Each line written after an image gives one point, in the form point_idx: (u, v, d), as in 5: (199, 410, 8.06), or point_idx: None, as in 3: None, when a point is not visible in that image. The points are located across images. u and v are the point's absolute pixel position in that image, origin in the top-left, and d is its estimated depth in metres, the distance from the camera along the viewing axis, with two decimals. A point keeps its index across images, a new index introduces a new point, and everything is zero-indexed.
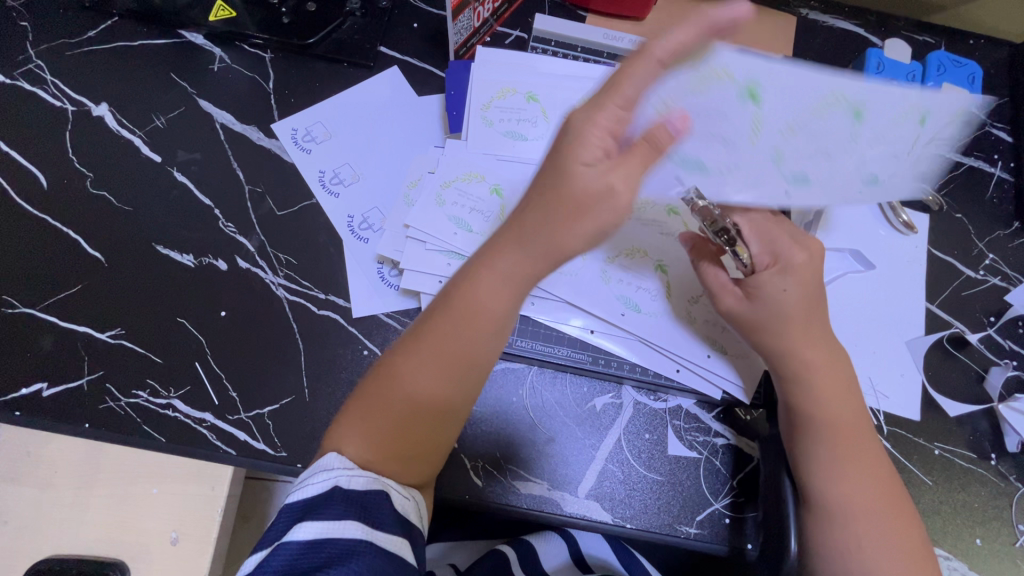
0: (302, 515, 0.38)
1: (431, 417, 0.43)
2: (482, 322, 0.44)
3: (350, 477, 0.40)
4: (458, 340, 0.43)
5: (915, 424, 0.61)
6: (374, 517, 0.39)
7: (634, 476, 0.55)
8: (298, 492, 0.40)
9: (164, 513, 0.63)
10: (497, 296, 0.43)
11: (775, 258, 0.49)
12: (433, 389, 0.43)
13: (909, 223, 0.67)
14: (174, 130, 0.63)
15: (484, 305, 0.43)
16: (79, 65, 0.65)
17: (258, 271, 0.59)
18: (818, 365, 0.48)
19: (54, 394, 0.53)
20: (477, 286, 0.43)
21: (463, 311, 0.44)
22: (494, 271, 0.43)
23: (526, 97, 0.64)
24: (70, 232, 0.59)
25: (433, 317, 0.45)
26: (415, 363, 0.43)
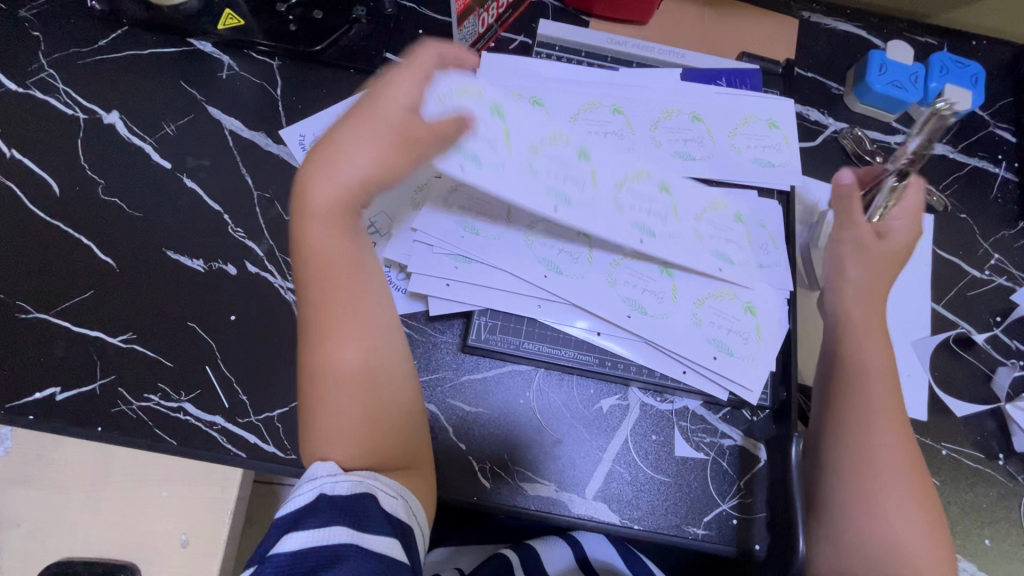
0: (290, 525, 0.38)
1: (364, 379, 0.44)
2: (349, 270, 0.46)
3: (334, 483, 0.40)
4: (348, 302, 0.45)
5: (922, 424, 0.61)
6: (362, 519, 0.39)
7: (641, 477, 0.56)
8: (287, 503, 0.40)
9: (174, 516, 0.63)
10: (334, 238, 0.45)
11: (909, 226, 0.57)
12: (350, 351, 0.44)
13: None
14: (183, 137, 0.64)
15: (333, 250, 0.45)
16: (90, 73, 0.66)
17: (267, 275, 0.59)
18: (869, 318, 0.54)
19: (67, 398, 0.54)
20: (315, 238, 0.45)
21: (322, 270, 0.45)
22: (321, 214, 0.45)
23: (531, 100, 0.64)
24: (82, 238, 0.59)
25: (310, 284, 0.45)
26: (338, 342, 0.44)
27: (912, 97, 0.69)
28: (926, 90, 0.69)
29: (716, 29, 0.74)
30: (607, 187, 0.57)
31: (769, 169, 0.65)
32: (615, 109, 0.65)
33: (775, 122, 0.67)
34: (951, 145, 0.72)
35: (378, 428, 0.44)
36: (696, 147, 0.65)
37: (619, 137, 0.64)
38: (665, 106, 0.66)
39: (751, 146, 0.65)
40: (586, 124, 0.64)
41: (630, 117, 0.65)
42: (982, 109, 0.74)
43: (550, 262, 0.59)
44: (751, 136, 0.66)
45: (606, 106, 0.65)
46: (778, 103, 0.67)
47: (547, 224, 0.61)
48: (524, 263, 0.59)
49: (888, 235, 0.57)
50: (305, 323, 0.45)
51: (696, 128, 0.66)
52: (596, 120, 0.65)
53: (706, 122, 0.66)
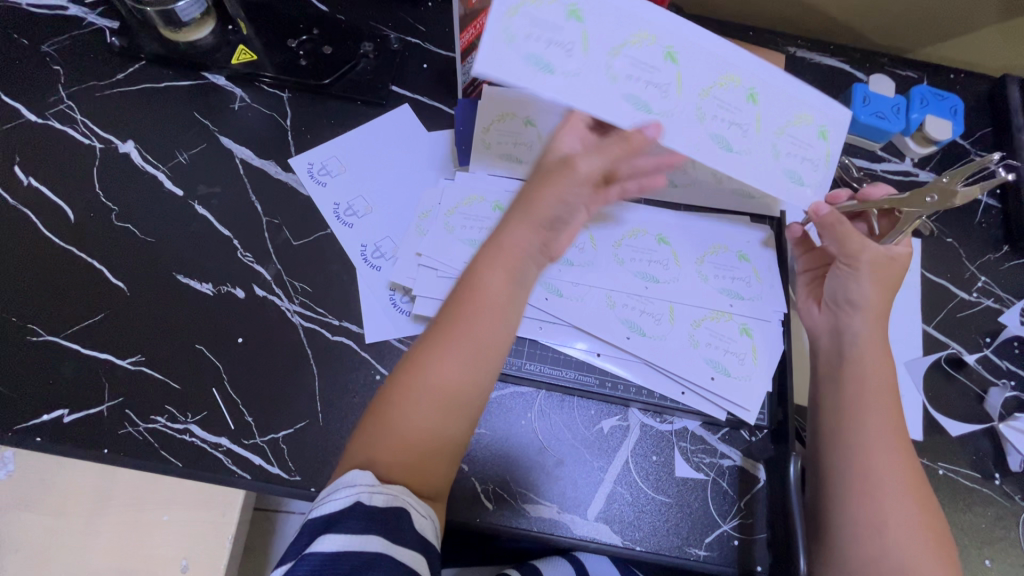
0: (324, 529, 0.39)
1: (451, 410, 0.44)
2: (495, 313, 0.46)
3: (371, 494, 0.40)
4: (490, 329, 0.46)
5: (918, 444, 0.62)
6: (394, 532, 0.40)
7: (642, 498, 0.56)
8: (322, 506, 0.41)
9: (174, 541, 0.63)
10: (501, 281, 0.46)
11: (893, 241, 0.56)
12: (452, 382, 0.44)
13: None
14: (196, 165, 0.66)
15: (489, 292, 0.46)
16: (109, 105, 0.68)
17: (274, 298, 0.61)
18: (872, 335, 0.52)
19: (73, 420, 0.55)
20: (479, 276, 0.46)
21: (470, 303, 0.46)
22: (496, 254, 0.46)
23: (568, 10, 0.47)
24: (94, 262, 0.61)
25: (474, 295, 0.46)
26: (451, 359, 0.44)
27: (895, 127, 0.72)
28: (908, 121, 0.73)
29: None
30: (607, 246, 0.64)
31: (796, 185, 0.54)
32: (669, 54, 0.50)
33: (822, 131, 0.54)
34: (934, 172, 0.75)
35: (445, 454, 0.45)
36: (738, 136, 0.52)
37: (662, 96, 0.50)
38: (712, 73, 0.51)
39: (791, 153, 0.54)
40: (625, 65, 0.49)
41: (683, 69, 0.50)
42: (962, 138, 0.77)
43: (550, 285, 0.61)
44: (793, 140, 0.53)
45: (660, 45, 0.49)
46: (830, 107, 0.54)
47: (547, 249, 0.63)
48: None
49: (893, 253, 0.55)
50: (427, 336, 0.46)
51: (748, 111, 0.52)
52: (638, 62, 0.49)
53: (752, 113, 0.52)
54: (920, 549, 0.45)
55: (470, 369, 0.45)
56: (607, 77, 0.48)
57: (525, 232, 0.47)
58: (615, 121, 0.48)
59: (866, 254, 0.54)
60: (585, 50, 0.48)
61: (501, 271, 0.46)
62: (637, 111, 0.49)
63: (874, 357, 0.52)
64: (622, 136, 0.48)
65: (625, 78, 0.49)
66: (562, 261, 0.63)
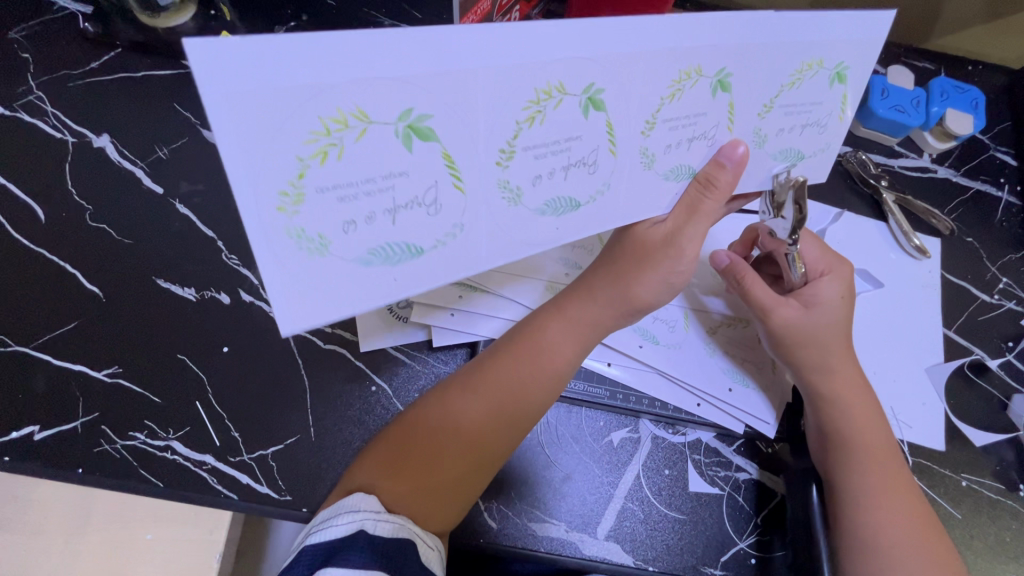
0: (324, 559, 0.36)
1: (460, 444, 0.43)
2: (548, 377, 0.45)
3: (377, 521, 0.38)
4: (523, 381, 0.45)
5: (941, 455, 0.59)
6: (399, 566, 0.37)
7: (654, 515, 0.53)
8: (320, 533, 0.37)
9: (158, 561, 0.59)
10: (566, 346, 0.47)
11: (826, 269, 0.52)
12: (469, 420, 0.43)
13: (921, 248, 0.66)
14: (176, 161, 0.62)
15: (551, 353, 0.46)
16: (82, 95, 0.64)
17: (262, 304, 0.57)
18: (854, 387, 0.50)
19: (45, 437, 0.51)
20: (544, 334, 0.47)
21: (524, 352, 0.46)
22: (566, 319, 0.47)
23: (398, 126, 0.33)
24: (67, 266, 0.57)
25: (524, 347, 0.46)
26: (472, 395, 0.44)
27: (914, 122, 0.68)
28: (928, 115, 0.69)
29: None
30: None
31: (794, 164, 0.47)
32: (588, 102, 0.37)
33: (829, 69, 0.43)
34: (953, 168, 0.72)
35: (452, 492, 0.42)
36: (703, 150, 0.43)
37: (589, 171, 0.40)
38: (648, 103, 0.39)
39: (783, 129, 0.45)
40: (527, 140, 0.37)
41: (613, 112, 0.38)
42: (981, 133, 0.74)
43: (556, 288, 0.58)
44: (784, 109, 0.43)
45: (575, 97, 0.36)
46: (846, 36, 0.42)
47: (556, 251, 0.59)
48: (529, 290, 0.57)
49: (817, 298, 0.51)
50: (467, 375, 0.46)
51: (751, 93, 0.41)
52: (538, 141, 0.37)
53: (753, 97, 0.42)
54: None
55: (491, 415, 0.44)
56: (501, 202, 0.39)
57: (606, 307, 0.47)
58: (537, 244, 0.42)
59: (780, 310, 0.51)
60: (504, 162, 0.37)
61: (572, 338, 0.47)
62: (568, 212, 0.42)
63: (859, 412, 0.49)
64: (699, 185, 0.44)
65: (527, 161, 0.38)
66: (569, 264, 0.59)
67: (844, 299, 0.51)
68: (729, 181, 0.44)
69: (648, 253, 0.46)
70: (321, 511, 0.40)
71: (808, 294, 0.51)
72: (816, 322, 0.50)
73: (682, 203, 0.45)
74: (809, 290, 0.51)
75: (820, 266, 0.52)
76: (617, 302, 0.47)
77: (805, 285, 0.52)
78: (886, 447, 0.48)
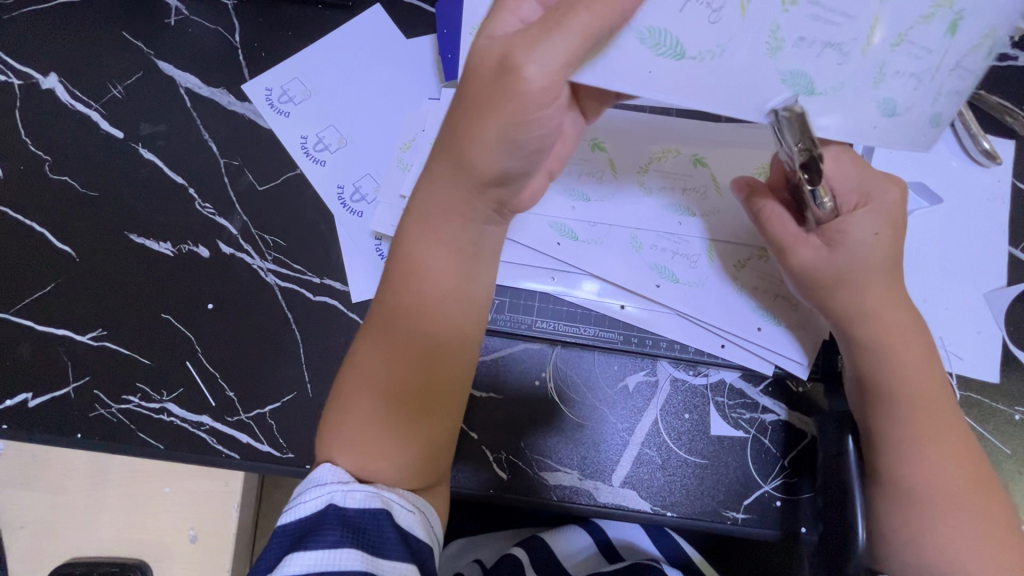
0: (295, 542, 0.34)
1: (399, 390, 0.38)
2: (450, 280, 0.39)
3: (346, 493, 0.35)
4: (416, 294, 0.39)
5: (994, 387, 0.53)
6: (376, 539, 0.34)
7: (672, 461, 0.50)
8: (290, 512, 0.36)
9: (179, 513, 0.60)
10: (433, 247, 0.39)
11: (866, 198, 0.43)
12: (381, 367, 0.38)
13: (991, 152, 0.57)
14: (134, 100, 0.55)
15: (422, 266, 0.39)
16: (20, 30, 0.56)
17: (243, 256, 0.52)
18: (902, 329, 0.42)
19: (39, 404, 0.50)
20: (407, 248, 0.39)
21: (404, 277, 0.39)
22: (423, 234, 0.39)
23: None
24: (35, 225, 0.53)
25: (406, 274, 0.39)
26: (379, 337, 0.39)
27: None
28: None
29: None
30: (630, 175, 0.53)
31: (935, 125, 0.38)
32: None
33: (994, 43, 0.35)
34: None
35: (405, 427, 0.38)
36: (909, 90, 0.36)
37: (840, 61, 0.35)
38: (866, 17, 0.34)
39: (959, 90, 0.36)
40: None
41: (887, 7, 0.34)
42: None
43: (563, 227, 0.52)
44: (953, 66, 0.35)
45: None
46: None
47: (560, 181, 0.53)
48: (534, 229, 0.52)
49: (847, 235, 0.42)
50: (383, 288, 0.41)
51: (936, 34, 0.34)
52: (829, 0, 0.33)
53: (925, 35, 0.34)
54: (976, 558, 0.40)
55: (401, 331, 0.38)
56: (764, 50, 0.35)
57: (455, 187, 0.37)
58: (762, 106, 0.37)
59: (797, 248, 0.44)
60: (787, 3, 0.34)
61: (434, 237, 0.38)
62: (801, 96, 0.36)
63: (903, 348, 0.43)
64: None
65: (702, 16, 0.34)
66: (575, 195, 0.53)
67: (888, 235, 0.42)
68: None
69: (474, 111, 0.34)
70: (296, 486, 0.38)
71: (835, 228, 0.43)
72: (851, 260, 0.42)
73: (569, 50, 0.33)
74: (837, 224, 0.42)
75: (853, 197, 0.43)
76: (456, 173, 0.37)
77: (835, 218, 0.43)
78: (935, 392, 0.42)
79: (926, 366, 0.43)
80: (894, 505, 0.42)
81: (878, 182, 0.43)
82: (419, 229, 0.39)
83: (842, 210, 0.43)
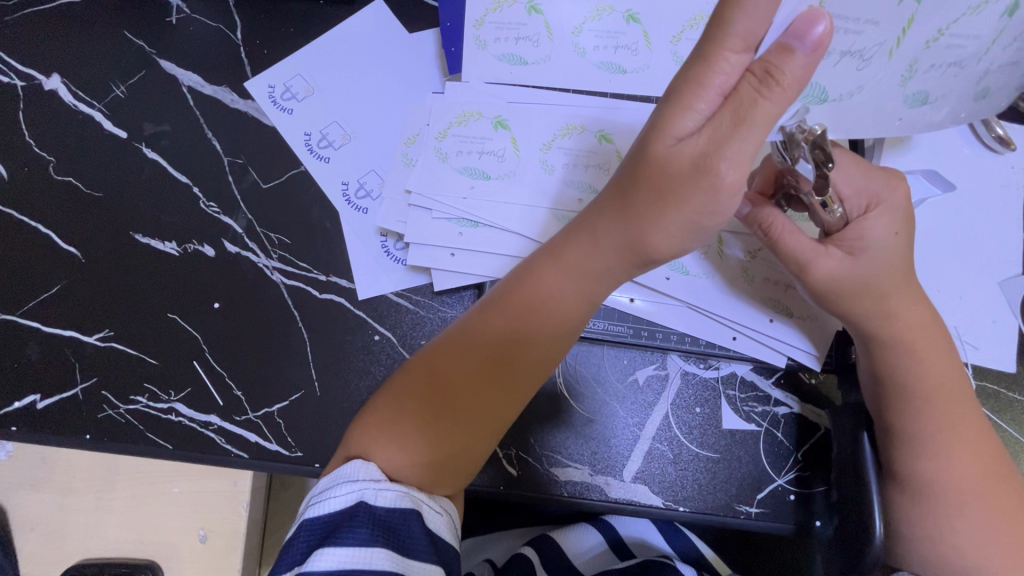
0: (324, 537, 0.34)
1: (475, 416, 0.39)
2: (559, 321, 0.40)
3: (378, 491, 0.35)
4: (533, 333, 0.40)
5: (1010, 378, 0.53)
6: (405, 541, 0.34)
7: (685, 455, 0.50)
8: (319, 506, 0.35)
9: (188, 513, 0.60)
10: (567, 295, 0.40)
11: (876, 200, 0.42)
12: (464, 381, 0.39)
13: (1005, 137, 0.56)
14: (136, 99, 0.55)
15: (551, 304, 0.40)
16: (22, 31, 0.56)
17: (248, 254, 0.52)
18: (923, 325, 0.42)
19: (48, 405, 0.49)
20: (540, 283, 0.40)
21: (522, 311, 0.40)
22: (562, 267, 0.40)
23: None
24: (40, 226, 0.53)
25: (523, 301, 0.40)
26: (476, 353, 0.40)
27: None
28: None
29: None
30: None
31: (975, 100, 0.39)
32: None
33: None
34: None
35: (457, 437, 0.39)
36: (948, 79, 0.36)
37: (859, 66, 0.34)
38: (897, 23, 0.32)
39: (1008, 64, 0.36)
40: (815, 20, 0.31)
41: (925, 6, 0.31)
42: None
43: (567, 218, 0.50)
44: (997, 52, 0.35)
45: None
46: None
47: (563, 173, 0.51)
48: (537, 221, 0.50)
49: (864, 241, 0.41)
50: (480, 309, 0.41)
51: (990, 19, 0.32)
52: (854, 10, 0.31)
53: (971, 24, 0.32)
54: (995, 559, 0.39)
55: (499, 365, 0.40)
56: None
57: (611, 255, 0.39)
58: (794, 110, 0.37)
59: (818, 261, 0.42)
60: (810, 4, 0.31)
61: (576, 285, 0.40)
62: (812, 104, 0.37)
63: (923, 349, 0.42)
64: (755, 77, 0.31)
65: None
66: (582, 187, 0.50)
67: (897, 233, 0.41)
68: (798, 77, 0.30)
69: (668, 183, 0.34)
70: (320, 479, 0.38)
71: (851, 236, 0.41)
72: (867, 266, 0.41)
73: (729, 103, 0.31)
74: (854, 232, 0.41)
75: (863, 200, 0.42)
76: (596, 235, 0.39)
77: (845, 226, 0.42)
78: (956, 390, 0.42)
79: (948, 366, 0.42)
80: (912, 500, 0.42)
81: (886, 183, 0.42)
82: (553, 265, 0.40)
83: (852, 215, 0.42)
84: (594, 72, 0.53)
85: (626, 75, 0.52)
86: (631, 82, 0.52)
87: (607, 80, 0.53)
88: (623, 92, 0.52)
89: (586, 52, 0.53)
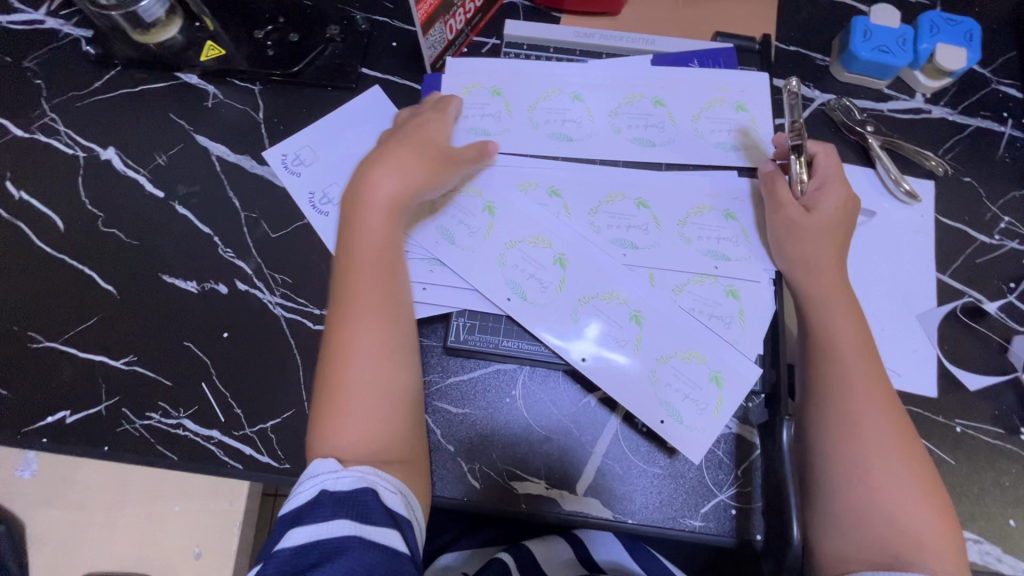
0: (294, 521, 0.41)
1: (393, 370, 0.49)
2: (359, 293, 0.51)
3: (335, 478, 0.43)
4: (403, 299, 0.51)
5: (933, 402, 0.58)
6: (362, 513, 0.41)
7: (632, 471, 0.55)
8: (291, 501, 0.43)
9: (186, 530, 0.65)
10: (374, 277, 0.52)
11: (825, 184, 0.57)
12: (377, 348, 0.49)
13: (911, 192, 0.64)
14: (174, 166, 0.67)
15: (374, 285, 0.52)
16: (88, 113, 0.69)
17: (255, 291, 0.61)
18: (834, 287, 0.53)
19: (75, 420, 0.57)
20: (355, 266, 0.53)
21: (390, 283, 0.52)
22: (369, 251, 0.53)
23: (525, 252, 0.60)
24: (86, 268, 0.63)
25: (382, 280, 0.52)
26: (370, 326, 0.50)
27: (901, 62, 0.65)
28: (916, 53, 0.65)
29: (691, 9, 0.72)
30: (582, 215, 0.61)
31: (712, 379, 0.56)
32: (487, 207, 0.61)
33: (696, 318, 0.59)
34: (949, 107, 0.68)
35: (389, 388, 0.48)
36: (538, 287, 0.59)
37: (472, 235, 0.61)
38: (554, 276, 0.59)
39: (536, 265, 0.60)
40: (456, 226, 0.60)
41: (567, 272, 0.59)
42: (981, 67, 0.70)
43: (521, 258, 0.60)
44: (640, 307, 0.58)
45: (552, 251, 0.60)
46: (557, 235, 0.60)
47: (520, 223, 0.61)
48: (494, 262, 0.60)
49: (817, 206, 0.56)
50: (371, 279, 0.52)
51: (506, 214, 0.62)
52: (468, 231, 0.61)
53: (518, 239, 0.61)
54: (906, 499, 0.45)
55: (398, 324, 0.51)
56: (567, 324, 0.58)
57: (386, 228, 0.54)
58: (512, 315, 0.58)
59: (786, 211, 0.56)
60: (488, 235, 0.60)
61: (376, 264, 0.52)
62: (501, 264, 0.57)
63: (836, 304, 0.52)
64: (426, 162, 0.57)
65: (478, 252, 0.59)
66: (516, 291, 0.59)
67: (844, 207, 0.56)
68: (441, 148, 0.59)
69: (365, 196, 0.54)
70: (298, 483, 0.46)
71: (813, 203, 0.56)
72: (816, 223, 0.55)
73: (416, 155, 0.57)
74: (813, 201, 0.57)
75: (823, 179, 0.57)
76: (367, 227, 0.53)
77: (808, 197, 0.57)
78: (860, 345, 0.51)
79: (852, 319, 0.52)
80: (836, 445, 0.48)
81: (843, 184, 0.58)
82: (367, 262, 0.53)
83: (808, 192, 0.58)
84: (546, 141, 0.64)
85: (573, 142, 0.64)
86: (576, 148, 0.64)
87: (556, 146, 0.64)
88: (570, 156, 0.64)
89: (539, 124, 0.64)
